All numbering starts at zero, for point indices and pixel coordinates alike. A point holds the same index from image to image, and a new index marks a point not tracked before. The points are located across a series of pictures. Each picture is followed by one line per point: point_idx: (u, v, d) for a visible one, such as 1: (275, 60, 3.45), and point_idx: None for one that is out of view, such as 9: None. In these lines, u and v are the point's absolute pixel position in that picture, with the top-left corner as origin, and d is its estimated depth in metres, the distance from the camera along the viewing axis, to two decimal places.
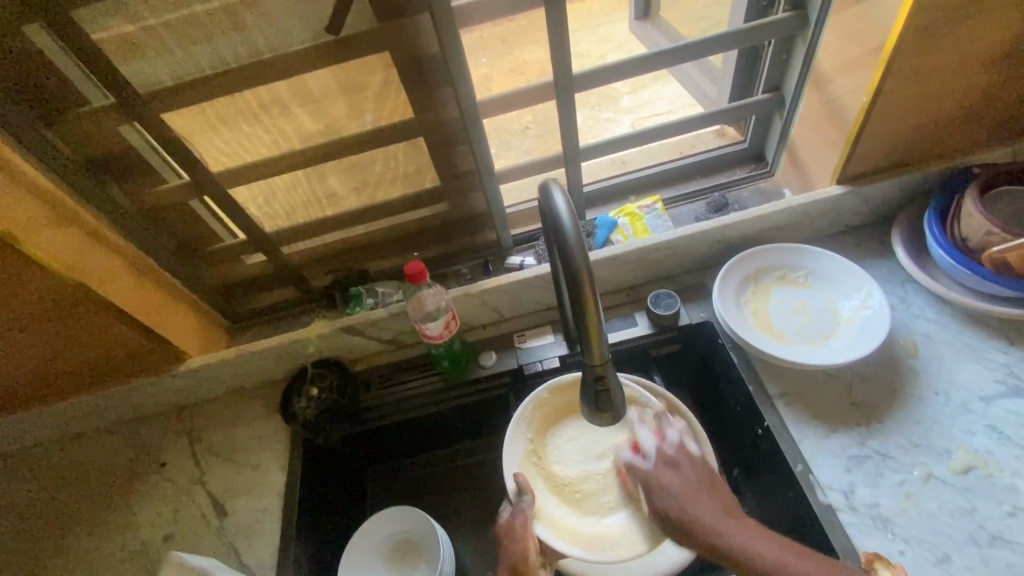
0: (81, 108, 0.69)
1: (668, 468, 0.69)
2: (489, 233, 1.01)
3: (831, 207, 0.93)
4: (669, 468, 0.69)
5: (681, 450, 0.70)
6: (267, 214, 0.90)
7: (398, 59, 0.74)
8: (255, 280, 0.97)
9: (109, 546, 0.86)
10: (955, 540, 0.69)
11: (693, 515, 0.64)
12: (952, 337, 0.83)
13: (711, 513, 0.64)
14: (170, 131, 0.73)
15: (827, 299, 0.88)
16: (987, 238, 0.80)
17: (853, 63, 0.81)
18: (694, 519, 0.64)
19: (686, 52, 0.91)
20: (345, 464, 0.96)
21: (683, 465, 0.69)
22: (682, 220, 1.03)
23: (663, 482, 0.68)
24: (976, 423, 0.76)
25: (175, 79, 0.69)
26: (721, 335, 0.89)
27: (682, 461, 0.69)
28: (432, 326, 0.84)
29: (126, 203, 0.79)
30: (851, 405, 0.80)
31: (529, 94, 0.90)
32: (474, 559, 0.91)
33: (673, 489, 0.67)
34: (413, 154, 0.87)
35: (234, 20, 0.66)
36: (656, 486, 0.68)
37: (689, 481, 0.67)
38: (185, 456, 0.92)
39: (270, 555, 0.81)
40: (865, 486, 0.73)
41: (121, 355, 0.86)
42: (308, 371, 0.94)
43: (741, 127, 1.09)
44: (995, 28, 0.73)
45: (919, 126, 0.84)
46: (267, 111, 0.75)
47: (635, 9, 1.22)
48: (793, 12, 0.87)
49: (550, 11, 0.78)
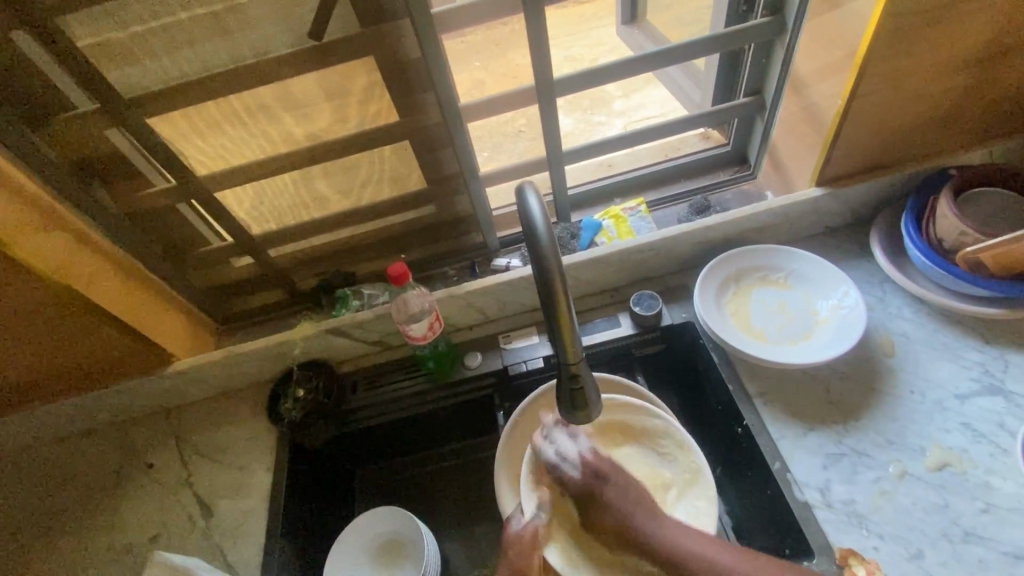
0: (68, 113, 0.70)
1: (594, 474, 0.69)
2: (475, 235, 1.02)
3: (810, 208, 0.94)
4: (591, 480, 0.68)
5: (586, 451, 0.71)
6: (255, 217, 0.91)
7: (381, 64, 0.76)
8: (243, 283, 0.98)
9: (97, 546, 0.87)
10: (928, 536, 0.70)
11: (632, 521, 0.66)
12: (929, 336, 0.85)
13: (657, 523, 0.66)
14: (156, 135, 0.75)
15: (806, 300, 0.89)
16: (961, 239, 0.81)
17: (830, 66, 0.83)
18: (632, 525, 0.66)
19: (668, 56, 0.92)
20: (332, 463, 0.97)
21: (602, 470, 0.69)
22: (666, 221, 1.04)
23: (601, 497, 0.68)
24: (950, 421, 0.77)
25: (160, 85, 0.70)
26: (703, 335, 0.90)
27: (603, 465, 0.69)
28: (415, 327, 0.86)
29: (114, 207, 0.80)
30: (828, 404, 0.81)
31: (514, 97, 0.91)
32: (459, 559, 0.92)
33: (605, 496, 0.68)
34: (398, 157, 0.88)
35: (218, 26, 0.67)
36: (590, 490, 0.68)
37: (622, 493, 0.68)
38: (173, 457, 0.93)
39: (255, 555, 0.82)
40: (841, 483, 0.75)
41: (109, 356, 0.87)
42: (294, 373, 0.96)
43: (725, 130, 1.10)
44: (968, 33, 0.74)
45: (895, 129, 0.86)
46: (252, 116, 0.77)
47: (621, 14, 1.23)
48: (773, 16, 0.88)
49: (532, 16, 0.79)
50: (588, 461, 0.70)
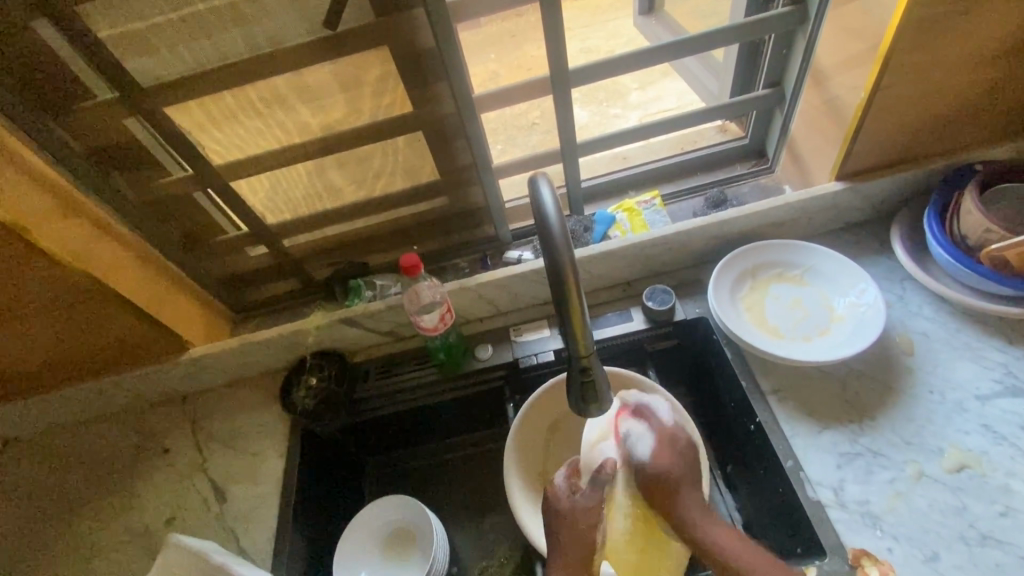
0: (87, 102, 0.71)
1: (666, 447, 0.65)
2: (488, 228, 1.02)
3: (830, 203, 0.92)
4: (665, 443, 0.65)
5: (659, 448, 0.64)
6: (271, 207, 0.91)
7: (395, 54, 0.75)
8: (256, 273, 0.98)
9: (113, 528, 0.89)
10: (944, 538, 0.68)
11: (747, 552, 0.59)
12: (950, 335, 0.83)
13: (696, 502, 0.63)
14: (173, 125, 0.75)
15: (822, 296, 0.88)
16: (986, 236, 0.79)
17: (852, 59, 0.81)
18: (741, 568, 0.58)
19: (686, 47, 0.90)
20: (343, 453, 0.98)
21: (674, 469, 0.63)
22: (680, 215, 1.03)
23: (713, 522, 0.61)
24: (970, 422, 0.76)
25: (176, 74, 0.70)
26: (716, 331, 0.89)
27: (684, 451, 0.65)
28: (426, 317, 0.86)
29: (131, 195, 0.81)
30: (843, 402, 0.80)
31: (528, 88, 0.90)
32: (469, 549, 0.92)
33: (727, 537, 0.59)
34: (412, 148, 0.88)
35: (235, 15, 0.67)
36: (665, 458, 0.63)
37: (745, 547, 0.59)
38: (188, 442, 0.95)
39: (265, 540, 0.83)
40: (856, 483, 0.73)
41: (127, 342, 0.88)
42: (307, 362, 0.97)
43: (743, 123, 1.08)
44: (1000, 22, 0.72)
45: (920, 122, 0.83)
46: (268, 106, 0.77)
47: (639, 5, 1.23)
48: (793, 7, 0.86)
49: (548, 7, 0.78)
50: (657, 452, 0.64)
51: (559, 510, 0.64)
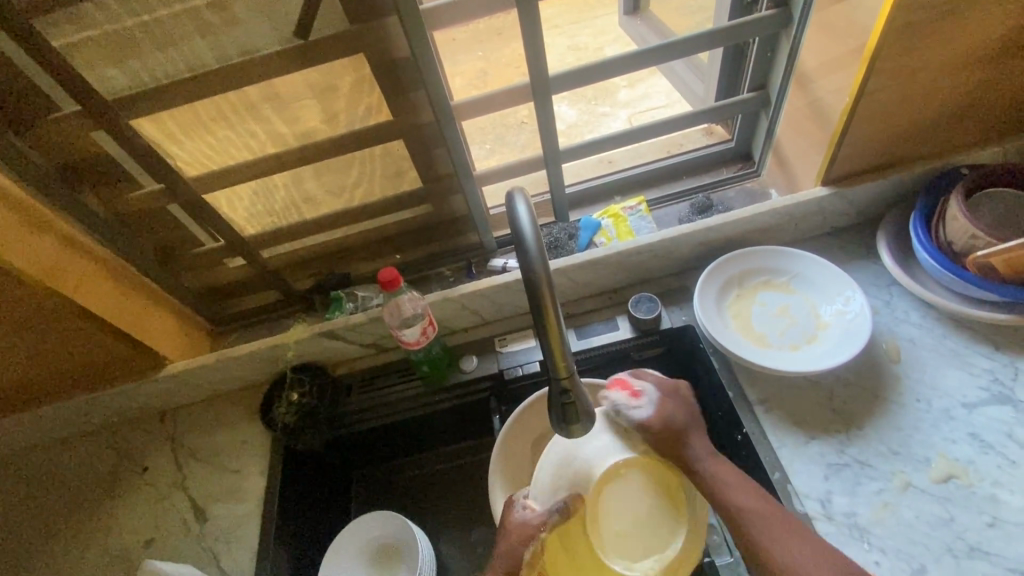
0: (49, 117, 0.68)
1: (663, 424, 0.66)
2: (472, 236, 1.00)
3: (816, 208, 0.91)
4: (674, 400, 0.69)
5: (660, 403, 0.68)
6: (248, 219, 0.89)
7: (370, 62, 0.73)
8: (235, 285, 0.97)
9: (92, 549, 0.87)
10: (932, 550, 0.68)
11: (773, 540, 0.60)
12: (936, 342, 0.82)
13: (698, 444, 0.67)
14: (141, 139, 0.73)
15: (809, 303, 0.87)
16: (972, 242, 0.78)
17: (837, 61, 0.79)
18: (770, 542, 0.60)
19: (670, 51, 0.88)
20: (326, 468, 0.96)
21: (677, 416, 0.67)
22: (665, 221, 1.02)
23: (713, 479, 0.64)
24: (957, 431, 0.75)
25: (141, 87, 0.68)
26: (703, 340, 0.88)
27: (680, 418, 0.67)
28: (408, 332, 0.84)
29: (101, 210, 0.79)
30: (831, 412, 0.79)
31: (510, 94, 0.88)
32: (456, 562, 0.92)
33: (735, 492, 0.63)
34: (392, 156, 0.86)
35: (200, 24, 0.65)
36: (665, 422, 0.66)
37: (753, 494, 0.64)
38: (167, 461, 0.93)
39: (247, 560, 0.82)
40: (843, 495, 0.73)
41: (102, 359, 0.86)
42: (288, 377, 0.94)
43: (729, 126, 1.07)
44: (986, 25, 0.71)
45: (906, 125, 0.82)
46: (239, 116, 0.74)
47: (624, 5, 1.21)
48: (777, 9, 0.84)
49: (527, 11, 0.76)
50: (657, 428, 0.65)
51: (505, 522, 0.62)
